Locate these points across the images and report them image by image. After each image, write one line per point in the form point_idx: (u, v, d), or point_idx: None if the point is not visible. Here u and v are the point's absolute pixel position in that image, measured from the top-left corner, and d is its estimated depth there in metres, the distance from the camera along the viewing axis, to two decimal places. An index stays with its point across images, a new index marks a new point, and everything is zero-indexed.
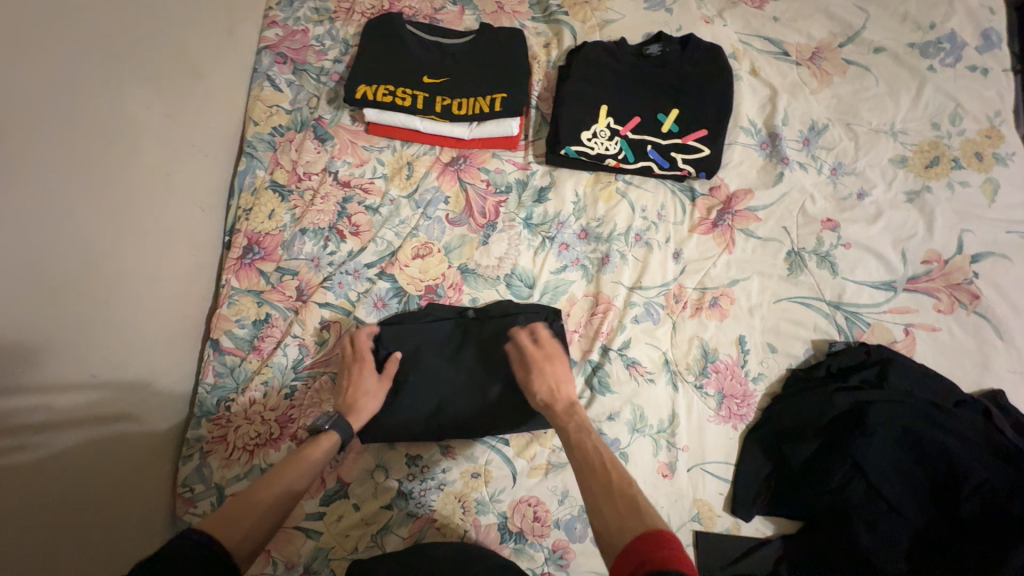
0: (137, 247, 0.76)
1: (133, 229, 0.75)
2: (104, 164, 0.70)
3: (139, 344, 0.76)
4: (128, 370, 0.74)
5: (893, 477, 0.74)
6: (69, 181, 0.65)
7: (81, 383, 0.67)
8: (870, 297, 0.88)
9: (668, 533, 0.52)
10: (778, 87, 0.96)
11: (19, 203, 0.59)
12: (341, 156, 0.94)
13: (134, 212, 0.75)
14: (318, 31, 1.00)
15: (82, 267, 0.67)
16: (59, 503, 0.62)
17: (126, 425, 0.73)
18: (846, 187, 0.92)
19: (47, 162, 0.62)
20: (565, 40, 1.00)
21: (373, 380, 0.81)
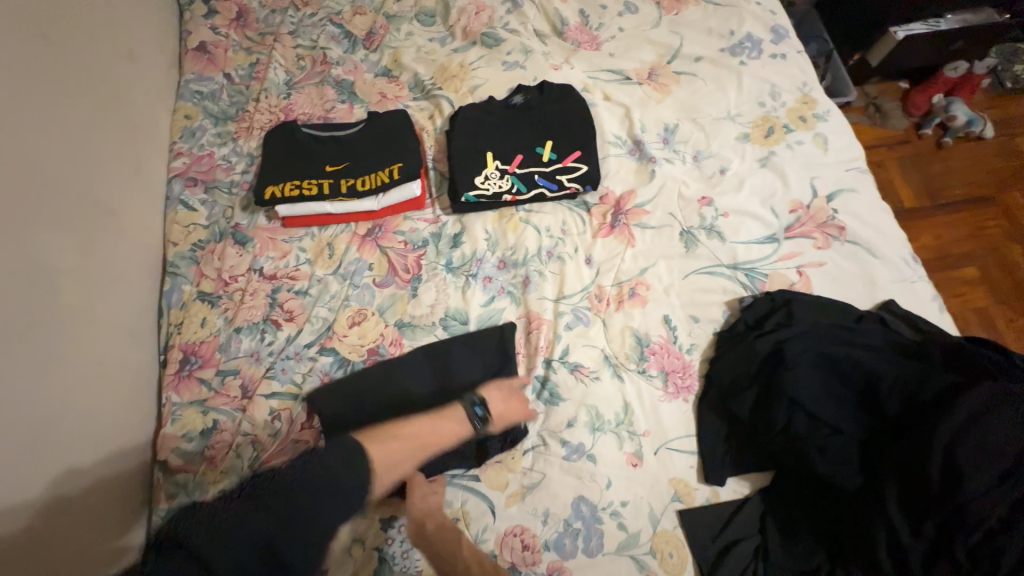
0: (67, 385, 0.77)
1: (61, 367, 0.76)
2: (23, 310, 0.73)
3: (75, 484, 0.75)
4: (62, 514, 0.72)
5: (825, 401, 0.80)
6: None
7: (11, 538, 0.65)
8: (760, 252, 0.99)
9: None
10: (629, 105, 1.12)
11: None
12: (263, 253, 1.00)
13: (61, 351, 0.77)
14: (223, 151, 1.10)
15: (11, 414, 0.67)
16: None
17: None
18: (709, 168, 1.07)
19: None
20: (445, 108, 1.15)
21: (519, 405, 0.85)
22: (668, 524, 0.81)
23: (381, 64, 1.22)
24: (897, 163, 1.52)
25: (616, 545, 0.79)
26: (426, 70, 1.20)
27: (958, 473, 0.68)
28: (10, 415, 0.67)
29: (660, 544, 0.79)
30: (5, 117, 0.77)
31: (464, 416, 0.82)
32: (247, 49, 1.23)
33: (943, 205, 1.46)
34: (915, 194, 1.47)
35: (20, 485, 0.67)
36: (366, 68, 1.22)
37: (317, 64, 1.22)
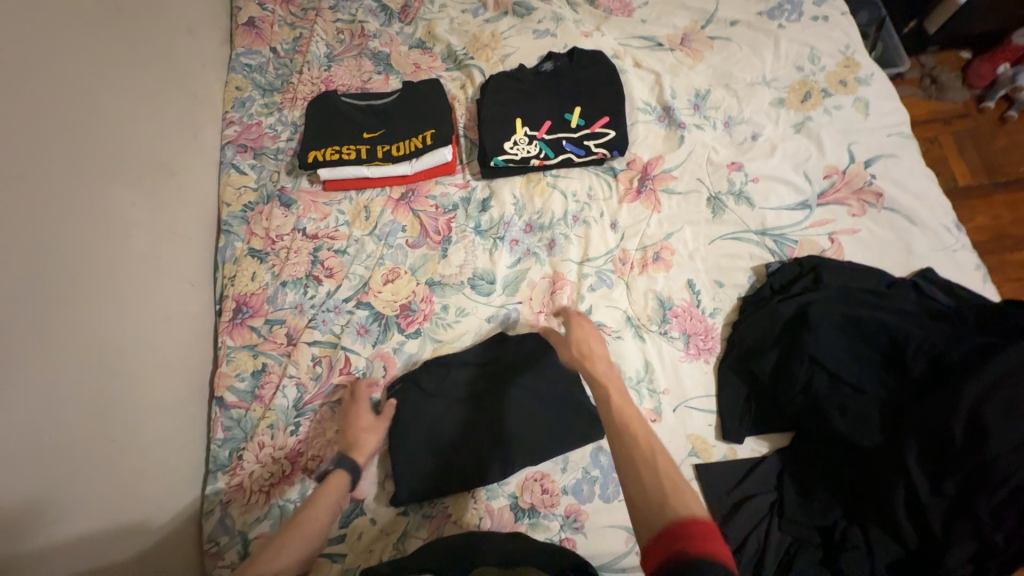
0: (137, 321, 0.86)
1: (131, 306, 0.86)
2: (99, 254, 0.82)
3: (149, 407, 0.85)
4: (138, 431, 0.81)
5: (848, 362, 0.80)
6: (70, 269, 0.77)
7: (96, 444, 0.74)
8: (790, 218, 0.98)
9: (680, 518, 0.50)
10: (660, 71, 1.12)
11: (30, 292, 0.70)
12: (306, 215, 1.07)
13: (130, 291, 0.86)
14: (270, 120, 1.17)
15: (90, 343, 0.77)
16: None
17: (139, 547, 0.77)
18: (741, 134, 1.05)
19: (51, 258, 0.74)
20: (476, 78, 1.18)
21: (371, 419, 0.87)
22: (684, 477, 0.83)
23: (416, 37, 1.26)
24: (952, 140, 1.43)
25: None
26: (459, 41, 1.23)
27: (983, 430, 0.67)
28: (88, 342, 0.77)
29: None
30: (83, 83, 0.86)
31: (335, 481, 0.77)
32: (292, 24, 1.29)
33: (1003, 183, 1.36)
34: (970, 171, 1.38)
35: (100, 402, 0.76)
36: (402, 40, 1.26)
37: (356, 37, 1.27)
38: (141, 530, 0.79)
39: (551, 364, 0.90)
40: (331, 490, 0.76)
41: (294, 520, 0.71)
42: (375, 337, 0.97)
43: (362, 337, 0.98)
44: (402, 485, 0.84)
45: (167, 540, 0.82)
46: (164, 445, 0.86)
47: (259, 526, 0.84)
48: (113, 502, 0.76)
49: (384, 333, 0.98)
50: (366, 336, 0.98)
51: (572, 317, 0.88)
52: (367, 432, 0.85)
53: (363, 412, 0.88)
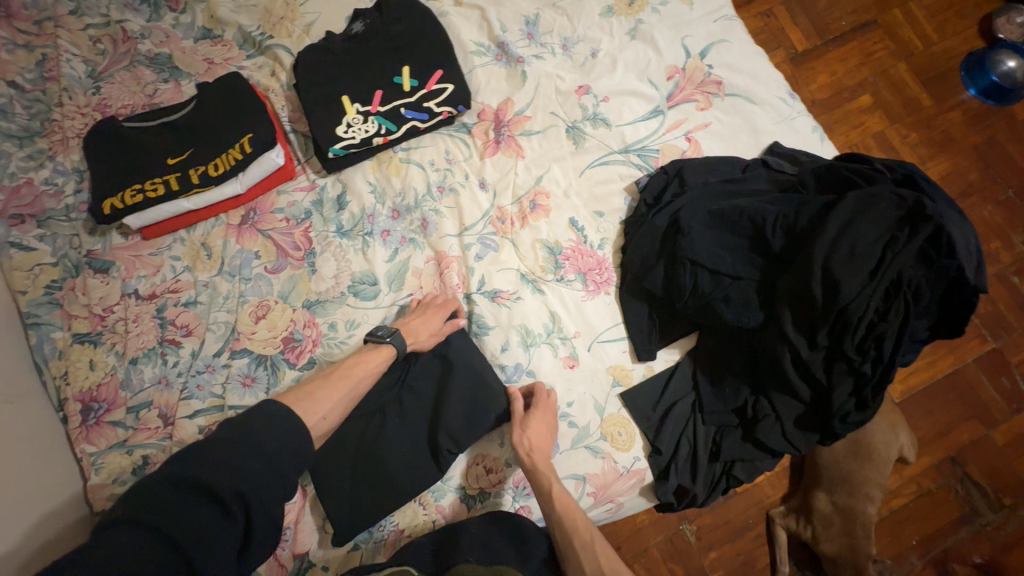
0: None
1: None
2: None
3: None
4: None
5: (722, 253, 0.82)
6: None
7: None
8: (647, 128, 0.98)
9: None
10: (483, 4, 1.02)
11: None
12: (133, 274, 0.91)
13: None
14: (43, 174, 0.94)
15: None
16: None
17: None
18: (581, 54, 1.01)
19: None
20: (285, 60, 1.01)
21: (437, 318, 0.85)
22: (613, 408, 0.86)
23: (197, 26, 1.05)
24: (783, 8, 1.38)
25: (570, 441, 0.84)
26: (250, 20, 1.04)
27: (834, 279, 0.73)
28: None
29: (609, 428, 0.85)
30: None
31: (376, 346, 0.82)
32: (26, 45, 1.01)
33: (831, 39, 1.37)
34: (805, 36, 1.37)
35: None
36: (181, 35, 1.04)
37: (119, 43, 1.03)
38: None
39: (469, 370, 0.84)
40: (377, 357, 0.81)
41: (351, 368, 0.79)
42: (265, 383, 0.87)
43: (250, 388, 0.87)
44: (343, 527, 0.78)
45: None
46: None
47: None
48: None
49: (274, 376, 0.87)
50: (255, 385, 0.87)
51: (537, 407, 0.81)
52: (424, 332, 0.84)
53: (429, 309, 0.86)
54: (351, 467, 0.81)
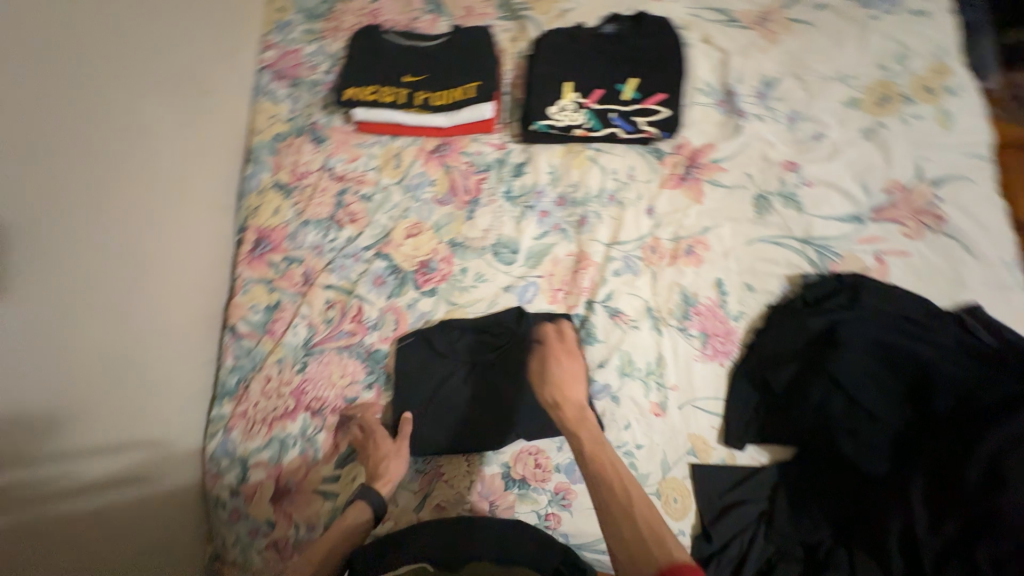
0: (142, 235, 0.83)
1: (140, 220, 0.83)
2: (109, 167, 0.77)
3: (145, 321, 0.82)
4: (142, 361, 0.81)
5: (869, 386, 0.77)
6: (79, 175, 0.72)
7: (98, 362, 0.73)
8: (838, 229, 0.92)
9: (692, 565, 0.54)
10: (729, 51, 1.04)
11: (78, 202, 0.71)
12: (336, 154, 1.05)
13: (142, 206, 0.83)
14: (310, 49, 1.14)
15: (98, 252, 0.75)
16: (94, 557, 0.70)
17: (149, 494, 0.80)
18: (804, 131, 0.98)
19: (100, 167, 0.76)
20: (530, 32, 1.11)
21: (388, 444, 0.84)
22: (678, 473, 0.83)
23: None
24: None
25: None
26: None
27: (1000, 477, 0.65)
28: (97, 251, 0.74)
29: (667, 489, 0.82)
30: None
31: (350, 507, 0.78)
32: None
33: None
34: None
35: (105, 316, 0.75)
36: None
37: None
38: (149, 494, 0.80)
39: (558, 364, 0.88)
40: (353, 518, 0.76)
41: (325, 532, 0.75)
42: (390, 290, 0.96)
43: (378, 287, 0.96)
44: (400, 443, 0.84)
45: (172, 477, 0.84)
46: (159, 352, 0.85)
47: (259, 455, 0.87)
48: (127, 425, 0.78)
49: (399, 287, 0.96)
50: (382, 287, 0.97)
51: (569, 352, 0.86)
52: (387, 465, 0.82)
53: (376, 442, 0.84)
54: (429, 399, 0.88)
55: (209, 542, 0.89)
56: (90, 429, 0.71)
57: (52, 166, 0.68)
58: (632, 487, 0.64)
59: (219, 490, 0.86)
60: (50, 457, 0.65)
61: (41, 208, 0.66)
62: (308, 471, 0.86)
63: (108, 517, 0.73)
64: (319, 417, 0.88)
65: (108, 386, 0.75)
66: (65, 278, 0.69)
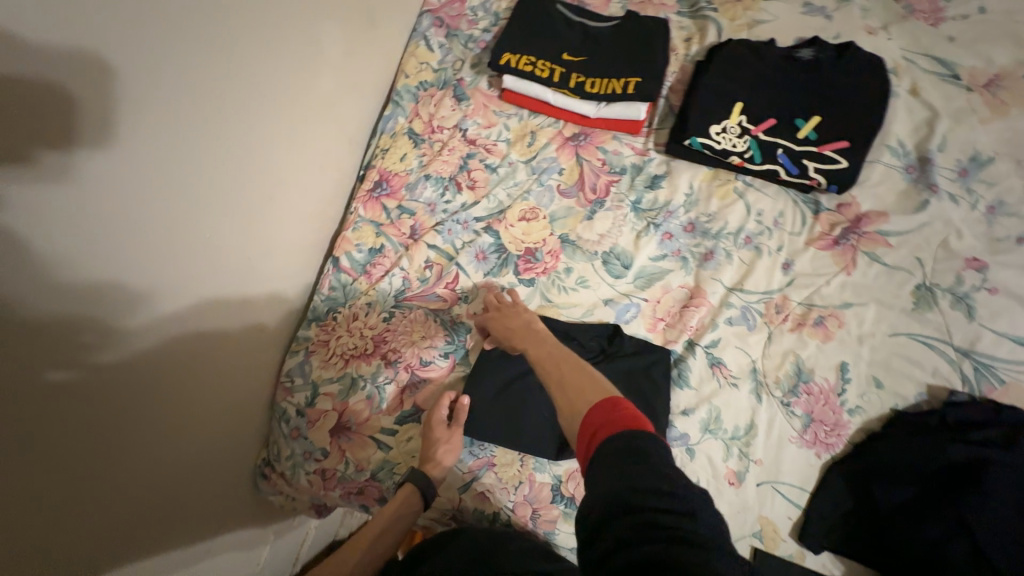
0: (281, 153, 0.85)
1: (284, 137, 0.84)
2: (273, 76, 0.79)
3: (267, 230, 0.85)
4: (257, 267, 0.85)
5: (1007, 546, 0.66)
6: (244, 79, 0.73)
7: (224, 263, 0.77)
8: (1012, 353, 0.78)
9: (616, 399, 0.58)
10: (939, 111, 0.89)
11: (239, 102, 0.73)
12: (472, 116, 1.02)
13: (288, 123, 0.85)
14: (474, 2, 1.12)
15: (245, 160, 0.77)
16: (180, 436, 0.75)
17: (234, 390, 0.84)
18: (1003, 228, 0.83)
19: (264, 73, 0.77)
20: (709, 36, 1.01)
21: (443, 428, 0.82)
22: (736, 552, 0.76)
23: None
24: None
25: None
26: None
27: None
28: (243, 155, 0.76)
29: None
30: None
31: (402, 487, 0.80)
32: None
33: None
34: None
35: (238, 222, 0.78)
36: None
37: None
38: (235, 391, 0.84)
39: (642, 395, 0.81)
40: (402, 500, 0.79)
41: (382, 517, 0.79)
42: (490, 268, 0.94)
43: (478, 262, 0.94)
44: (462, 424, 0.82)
45: (255, 380, 0.88)
46: (271, 262, 0.88)
47: (329, 386, 0.89)
48: (235, 325, 0.81)
49: (499, 267, 0.93)
50: (482, 263, 0.94)
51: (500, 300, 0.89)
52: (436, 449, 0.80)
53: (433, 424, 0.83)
54: (500, 388, 0.86)
55: (264, 448, 0.95)
56: (206, 323, 0.75)
57: (228, 67, 0.70)
58: (565, 366, 0.72)
59: (286, 405, 0.90)
60: (171, 337, 0.69)
61: (209, 103, 0.68)
62: (369, 416, 0.87)
63: (201, 405, 0.77)
64: (391, 368, 0.88)
65: (227, 287, 0.78)
66: (213, 172, 0.71)
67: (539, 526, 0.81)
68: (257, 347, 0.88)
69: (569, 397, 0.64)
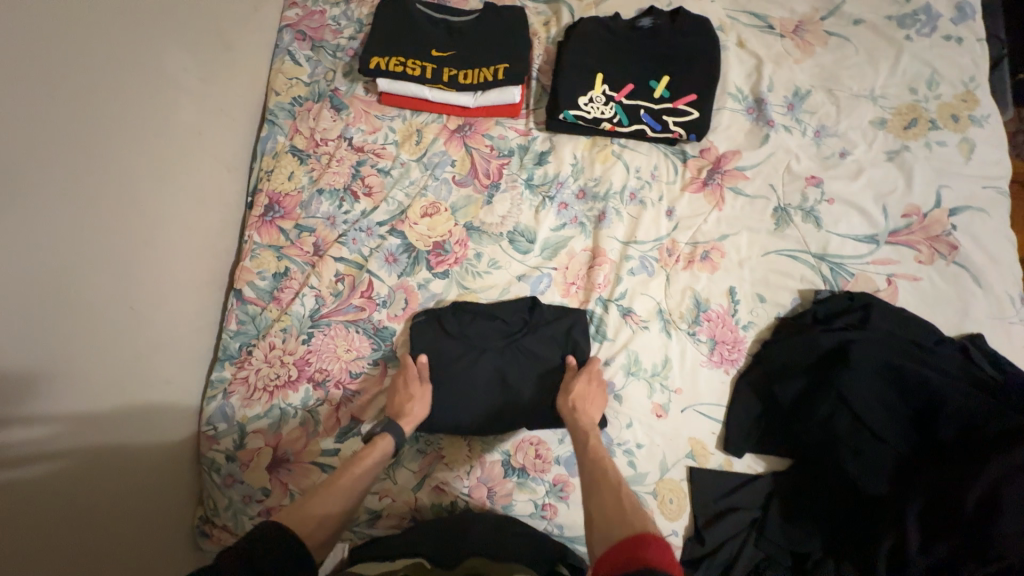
0: (152, 192, 0.80)
1: (151, 175, 0.80)
2: (117, 112, 0.73)
3: (147, 276, 0.79)
4: (143, 317, 0.78)
5: (875, 408, 0.79)
6: (86, 120, 0.68)
7: (100, 317, 0.71)
8: (854, 249, 0.92)
9: (656, 536, 0.57)
10: (763, 58, 1.03)
11: (80, 143, 0.67)
12: (355, 124, 1.02)
13: (152, 160, 0.80)
14: (334, 11, 1.10)
15: (107, 205, 0.72)
16: (88, 513, 0.68)
17: (148, 454, 0.78)
18: (829, 147, 0.98)
19: (107, 109, 0.72)
20: (564, 17, 1.08)
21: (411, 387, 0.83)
22: (676, 475, 0.84)
23: None
24: None
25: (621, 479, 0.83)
26: None
27: (996, 504, 0.67)
28: (99, 198, 0.70)
29: (663, 489, 0.83)
30: None
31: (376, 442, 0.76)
32: None
33: None
34: None
35: (111, 271, 0.72)
36: None
37: None
38: (146, 454, 0.78)
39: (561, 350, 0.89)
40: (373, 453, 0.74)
41: (343, 472, 0.71)
42: (402, 269, 0.94)
43: (389, 265, 0.94)
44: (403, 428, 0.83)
45: (168, 439, 0.82)
46: (161, 309, 0.82)
47: (258, 423, 0.85)
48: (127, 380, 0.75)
49: (412, 266, 0.94)
50: (393, 265, 0.95)
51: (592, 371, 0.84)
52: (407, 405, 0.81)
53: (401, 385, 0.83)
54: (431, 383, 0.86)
55: (200, 505, 0.89)
56: (89, 384, 0.69)
57: (55, 106, 0.64)
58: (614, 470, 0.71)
59: (214, 453, 0.85)
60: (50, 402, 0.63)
61: (46, 149, 0.63)
62: (307, 442, 0.85)
63: (106, 476, 0.71)
64: (321, 389, 0.87)
65: (110, 342, 0.72)
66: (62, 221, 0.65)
67: (497, 502, 0.83)
68: (162, 403, 0.81)
69: (612, 513, 0.63)
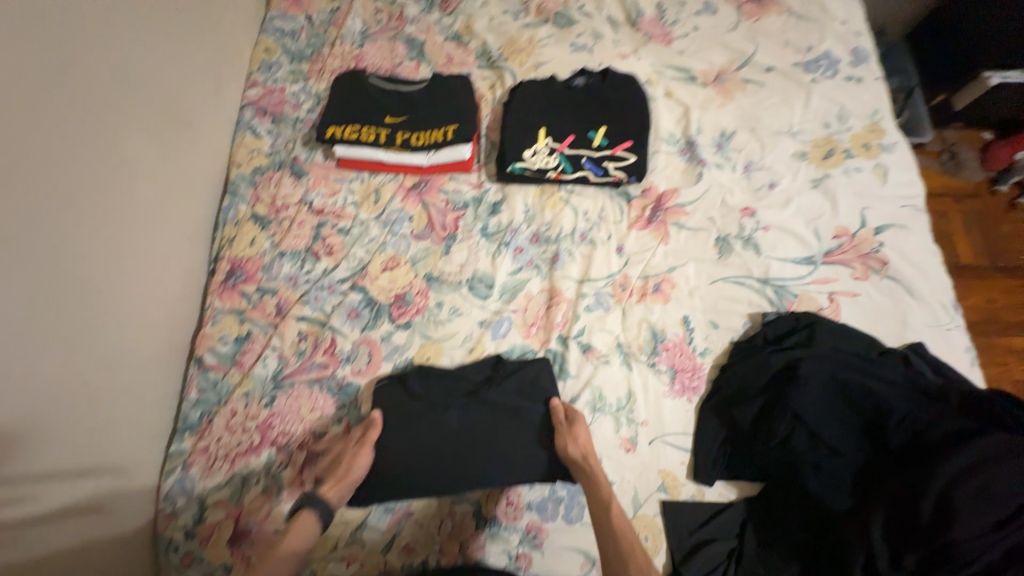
0: (113, 266, 0.81)
1: (114, 250, 0.81)
2: (80, 193, 0.76)
3: (106, 350, 0.78)
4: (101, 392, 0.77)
5: (830, 422, 0.81)
6: (49, 203, 0.71)
7: (57, 395, 0.70)
8: (794, 272, 0.98)
9: None
10: (689, 105, 1.13)
11: (42, 225, 0.69)
12: (315, 188, 1.07)
13: (115, 236, 0.82)
14: (293, 88, 1.18)
15: (67, 282, 0.73)
16: None
17: (101, 537, 0.74)
18: (758, 180, 1.06)
19: (71, 191, 0.74)
20: (507, 81, 1.18)
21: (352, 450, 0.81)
22: (649, 510, 0.83)
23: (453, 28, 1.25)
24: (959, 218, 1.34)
25: None
26: (495, 41, 1.23)
27: (951, 510, 0.68)
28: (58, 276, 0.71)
29: (638, 526, 0.82)
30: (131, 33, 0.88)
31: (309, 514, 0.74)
32: None
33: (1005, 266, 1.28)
34: (975, 254, 1.30)
35: (69, 347, 0.72)
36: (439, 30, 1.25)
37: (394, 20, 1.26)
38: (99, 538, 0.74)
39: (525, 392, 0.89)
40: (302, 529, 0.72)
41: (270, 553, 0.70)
42: (365, 323, 0.96)
43: (352, 320, 0.96)
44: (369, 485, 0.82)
45: (126, 519, 0.78)
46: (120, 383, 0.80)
47: (218, 493, 0.83)
48: (82, 461, 0.72)
49: (374, 320, 0.96)
50: (356, 320, 0.96)
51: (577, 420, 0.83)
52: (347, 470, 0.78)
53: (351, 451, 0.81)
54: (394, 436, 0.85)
55: None
56: (40, 469, 0.66)
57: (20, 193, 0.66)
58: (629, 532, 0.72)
59: (172, 532, 0.81)
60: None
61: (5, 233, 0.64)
62: (269, 510, 0.82)
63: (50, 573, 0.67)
64: (284, 453, 0.86)
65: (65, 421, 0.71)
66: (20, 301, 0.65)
67: (470, 557, 0.80)
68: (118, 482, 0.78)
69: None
